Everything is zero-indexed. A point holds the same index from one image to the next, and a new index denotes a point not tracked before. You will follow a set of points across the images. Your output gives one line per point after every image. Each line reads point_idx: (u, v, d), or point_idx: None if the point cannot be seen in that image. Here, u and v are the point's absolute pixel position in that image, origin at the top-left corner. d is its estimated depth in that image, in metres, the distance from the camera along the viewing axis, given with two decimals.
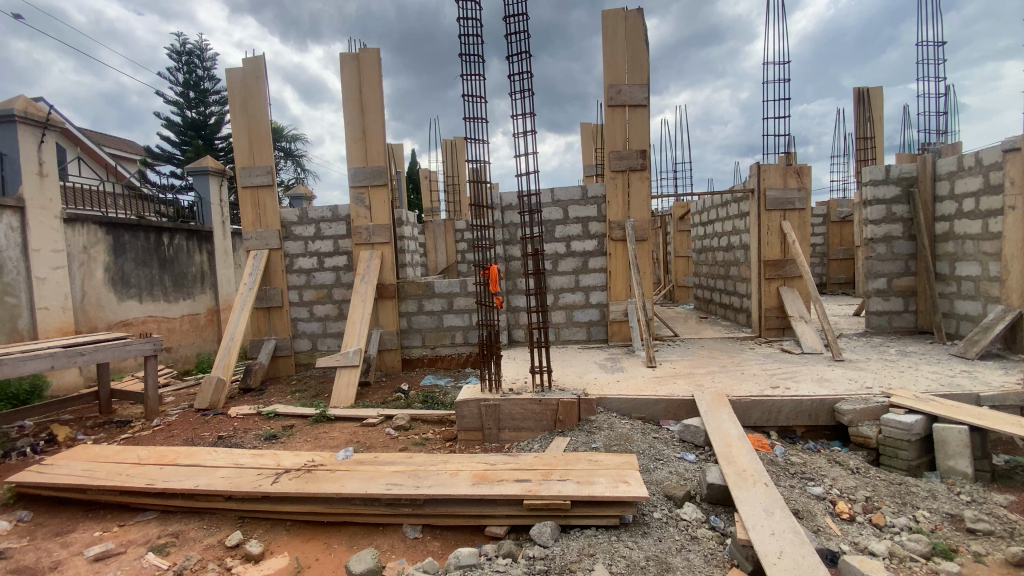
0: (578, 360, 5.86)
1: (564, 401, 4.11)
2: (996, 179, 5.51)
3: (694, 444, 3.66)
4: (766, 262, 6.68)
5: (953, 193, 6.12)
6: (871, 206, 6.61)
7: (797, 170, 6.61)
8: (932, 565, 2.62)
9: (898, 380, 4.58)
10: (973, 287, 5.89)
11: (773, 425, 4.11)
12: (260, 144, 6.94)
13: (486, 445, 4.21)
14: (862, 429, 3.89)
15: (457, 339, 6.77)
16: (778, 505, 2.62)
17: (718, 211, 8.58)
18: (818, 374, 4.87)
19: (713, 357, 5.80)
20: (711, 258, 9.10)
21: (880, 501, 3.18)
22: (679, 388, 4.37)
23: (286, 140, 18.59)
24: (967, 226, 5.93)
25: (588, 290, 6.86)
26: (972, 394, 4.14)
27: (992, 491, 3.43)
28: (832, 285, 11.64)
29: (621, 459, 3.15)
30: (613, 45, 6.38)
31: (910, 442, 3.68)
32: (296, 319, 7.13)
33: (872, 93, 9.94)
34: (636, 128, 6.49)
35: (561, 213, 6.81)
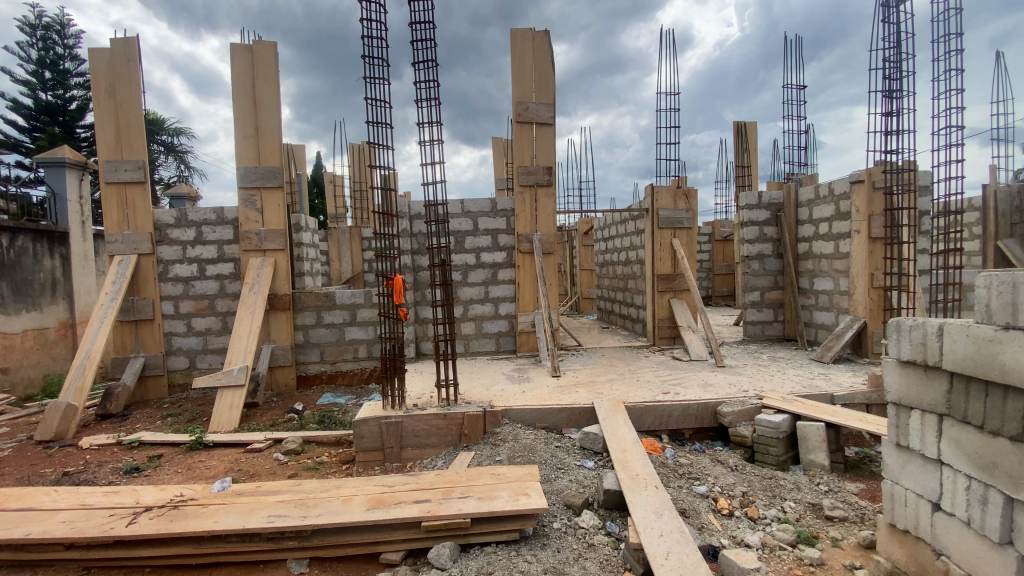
0: (485, 372, 5.83)
1: (469, 415, 4.04)
2: (844, 207, 6.42)
3: (593, 451, 3.75)
4: (659, 276, 7.17)
5: (811, 218, 7.03)
6: (746, 227, 7.43)
7: (685, 192, 7.19)
8: (797, 552, 2.90)
9: (769, 383, 5.11)
10: (828, 299, 6.78)
11: (664, 429, 4.37)
12: (131, 136, 6.13)
13: (386, 466, 4.00)
14: (739, 429, 4.27)
15: (359, 353, 6.42)
16: (667, 506, 2.74)
17: (618, 227, 9.10)
18: (703, 379, 5.30)
19: (613, 365, 6.08)
20: (612, 271, 9.60)
21: (755, 495, 3.49)
22: (581, 397, 4.50)
23: (168, 134, 16.70)
24: (823, 247, 6.83)
25: (497, 301, 6.87)
26: (828, 394, 4.73)
27: (844, 479, 3.91)
28: (716, 297, 12.84)
29: (522, 471, 3.14)
30: (521, 63, 6.54)
31: (779, 438, 4.10)
32: (170, 334, 6.35)
33: (748, 128, 11.18)
34: (542, 145, 6.68)
35: (470, 223, 6.79)
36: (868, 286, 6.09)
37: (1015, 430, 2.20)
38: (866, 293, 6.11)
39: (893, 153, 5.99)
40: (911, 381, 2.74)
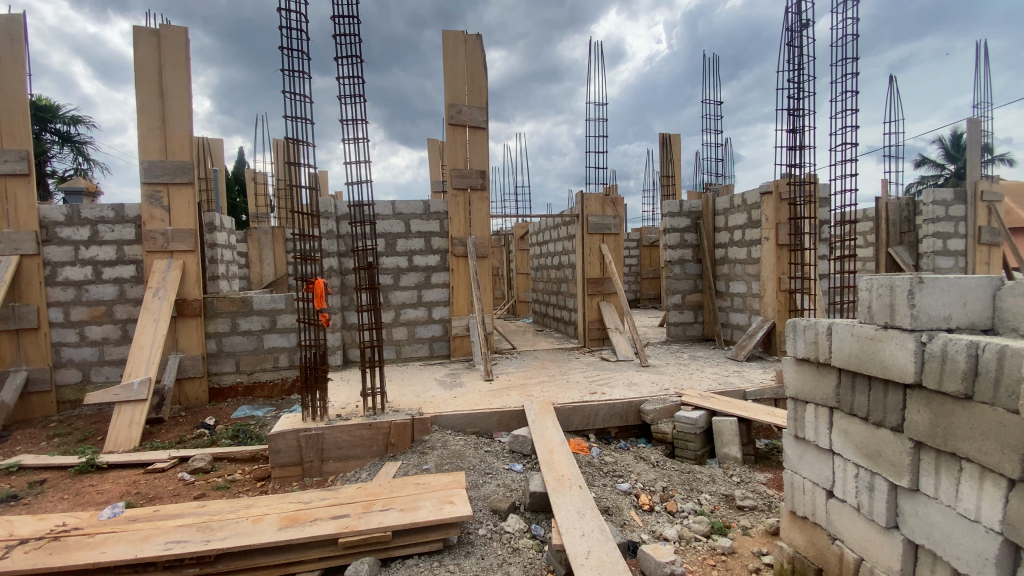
0: (416, 378, 5.70)
1: (396, 424, 3.91)
2: (755, 216, 6.92)
3: (522, 454, 3.77)
4: (589, 279, 7.38)
5: (727, 225, 7.52)
6: (669, 234, 7.89)
7: (613, 199, 7.45)
8: (711, 542, 3.09)
9: (689, 381, 5.39)
10: (741, 301, 7.27)
11: (591, 428, 4.53)
12: (10, 122, 5.41)
13: (305, 481, 3.80)
14: (660, 426, 4.49)
15: (280, 362, 6.06)
16: (590, 506, 2.79)
17: (552, 232, 9.28)
18: (628, 379, 5.49)
19: (545, 367, 6.17)
20: (546, 275, 9.77)
21: (674, 490, 3.67)
22: (511, 401, 4.50)
23: (62, 122, 14.92)
24: (737, 252, 7.32)
25: (430, 306, 6.75)
26: (740, 390, 5.06)
27: (754, 470, 4.19)
28: (645, 299, 13.44)
29: (448, 478, 3.08)
30: (453, 65, 6.49)
31: (697, 434, 4.32)
32: (59, 344, 5.67)
33: (673, 140, 11.79)
34: (475, 149, 6.66)
35: (402, 226, 6.63)
36: (776, 289, 6.60)
37: (894, 421, 2.44)
38: (774, 296, 6.63)
39: (796, 167, 6.54)
40: (807, 378, 2.99)
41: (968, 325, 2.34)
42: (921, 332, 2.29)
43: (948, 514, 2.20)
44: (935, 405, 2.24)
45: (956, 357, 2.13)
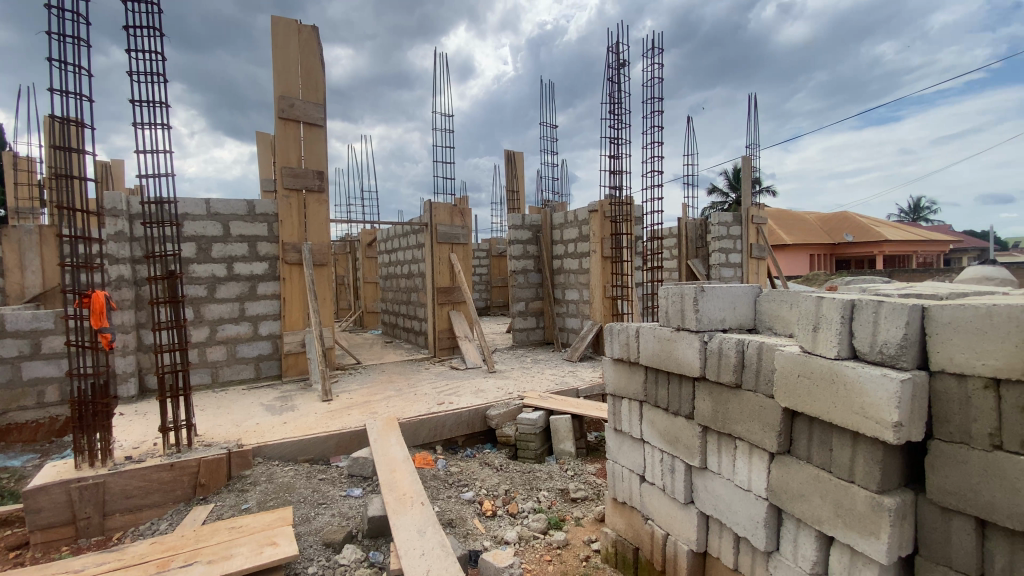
0: (238, 403, 5.02)
1: (206, 460, 3.36)
2: (585, 231, 7.66)
3: (362, 477, 3.55)
4: (437, 288, 7.34)
5: (563, 238, 8.18)
6: (513, 245, 8.34)
7: (460, 209, 7.57)
8: (548, 537, 3.33)
9: (530, 384, 5.70)
10: (576, 307, 7.95)
11: (438, 440, 4.51)
12: None
13: (80, 544, 3.07)
14: (505, 429, 4.68)
15: (46, 397, 4.80)
16: (431, 522, 2.72)
17: (399, 240, 9.07)
18: (474, 387, 5.58)
19: (391, 381, 5.94)
20: (394, 284, 9.49)
21: (515, 492, 3.88)
22: (351, 420, 4.23)
23: None
24: (571, 263, 8.00)
25: (255, 320, 6.01)
26: (574, 389, 5.51)
27: (586, 462, 4.56)
28: (494, 307, 13.95)
29: (272, 515, 2.77)
30: (285, 55, 5.95)
31: (536, 433, 4.58)
32: None
33: (517, 157, 12.45)
34: (311, 147, 6.17)
35: (220, 228, 5.82)
36: (603, 296, 7.37)
37: (687, 410, 2.87)
38: (602, 302, 7.39)
39: (618, 189, 7.42)
40: (622, 374, 3.44)
41: (737, 324, 2.87)
42: (705, 332, 2.74)
43: (728, 486, 2.65)
44: (717, 394, 2.68)
45: (730, 352, 2.59)
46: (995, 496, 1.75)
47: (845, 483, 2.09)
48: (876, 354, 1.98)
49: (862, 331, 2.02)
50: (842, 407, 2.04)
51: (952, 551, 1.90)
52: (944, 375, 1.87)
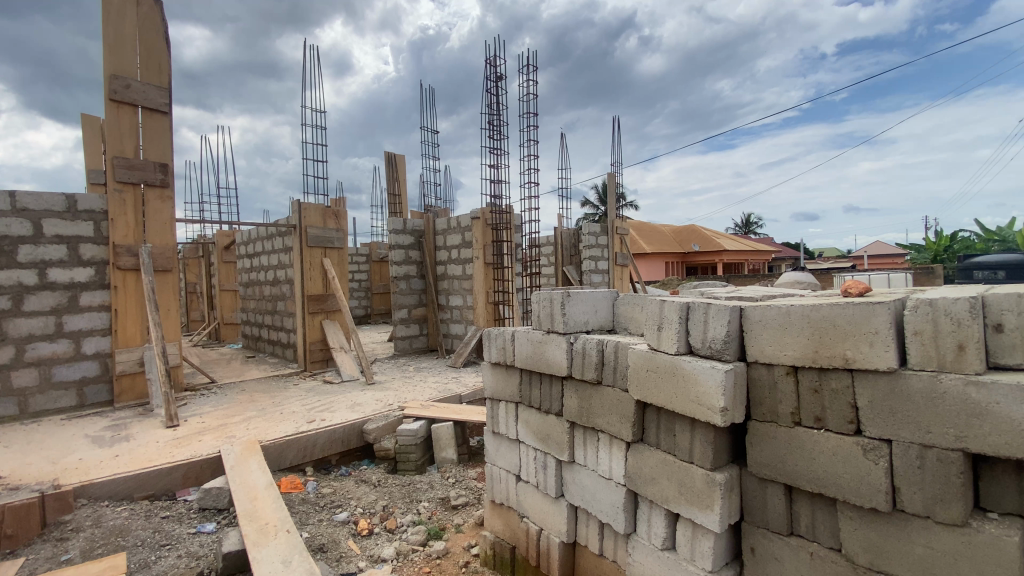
0: (53, 437, 4.16)
1: (10, 507, 2.74)
2: (468, 237, 7.75)
3: (216, 509, 3.17)
4: (309, 296, 6.84)
5: (445, 244, 8.19)
6: (394, 250, 8.12)
7: (334, 212, 7.17)
8: (427, 549, 3.34)
9: (411, 394, 5.58)
10: (459, 313, 7.98)
11: (308, 461, 4.23)
12: None
13: None
14: (383, 443, 4.53)
15: None
16: (297, 550, 2.52)
17: (264, 244, 8.29)
18: (350, 400, 5.30)
19: (254, 400, 5.39)
20: (258, 292, 8.63)
21: (394, 506, 3.80)
22: (205, 447, 3.76)
23: None
24: (454, 269, 8.03)
25: (77, 337, 5.04)
26: (457, 395, 5.52)
27: (468, 468, 4.58)
28: (375, 314, 13.45)
29: (100, 566, 2.42)
30: (118, 28, 5.14)
31: (417, 444, 4.49)
32: None
33: (398, 159, 12.11)
34: (152, 136, 5.39)
35: (27, 227, 4.80)
36: (485, 301, 7.49)
37: (557, 408, 3.15)
38: (485, 307, 7.50)
39: (498, 197, 7.63)
40: (499, 378, 3.63)
41: (599, 326, 3.15)
42: (571, 334, 3.00)
43: (592, 476, 2.95)
44: (582, 391, 2.94)
45: (592, 351, 2.86)
46: (796, 464, 2.12)
47: (686, 463, 2.39)
48: (707, 349, 2.31)
49: (696, 330, 2.34)
50: (682, 396, 2.34)
51: (767, 515, 2.26)
52: (757, 365, 2.23)
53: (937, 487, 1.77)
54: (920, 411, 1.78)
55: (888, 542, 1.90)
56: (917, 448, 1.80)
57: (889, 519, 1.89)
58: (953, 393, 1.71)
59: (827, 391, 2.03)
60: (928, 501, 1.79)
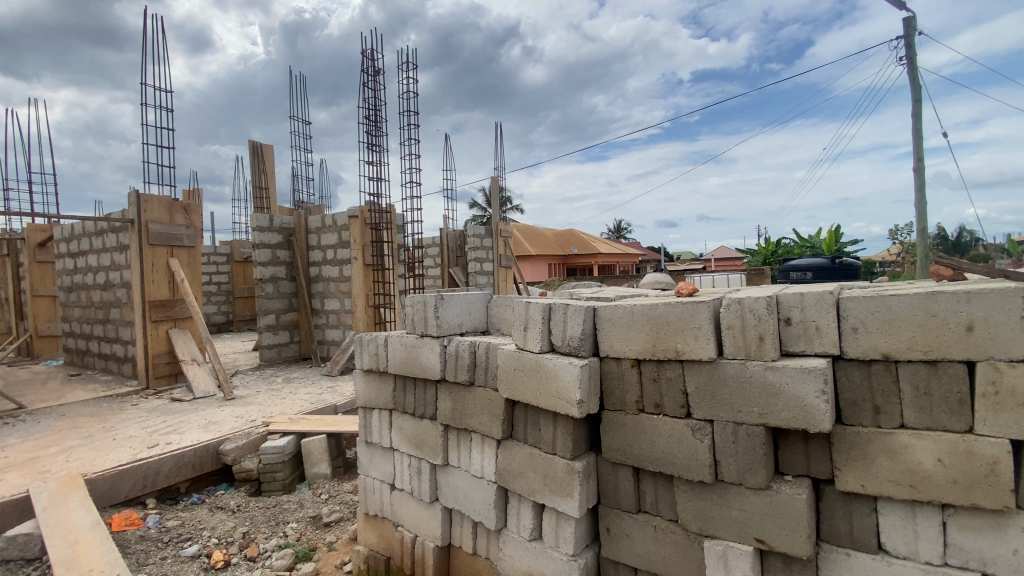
0: None
1: None
2: (344, 237, 7.38)
3: (23, 560, 2.61)
4: (151, 302, 5.95)
5: (319, 244, 7.70)
6: (258, 249, 7.44)
7: (184, 205, 6.33)
8: (294, 572, 3.10)
9: (278, 407, 5.15)
10: (335, 317, 7.54)
11: (150, 492, 3.70)
12: None
13: None
14: (244, 464, 4.10)
15: None
16: None
17: (92, 241, 7.04)
18: (203, 419, 4.72)
19: (78, 426, 4.55)
20: (84, 298, 7.30)
21: (256, 532, 3.48)
22: (5, 487, 3.08)
23: None
24: (330, 270, 7.58)
25: None
26: (331, 406, 5.21)
27: (343, 481, 4.33)
28: (239, 321, 12.18)
29: None
30: None
31: (284, 462, 4.14)
32: None
33: (264, 151, 10.99)
34: None
35: None
36: (365, 305, 7.18)
37: (430, 412, 3.12)
38: (364, 311, 7.19)
39: (378, 196, 7.37)
40: (370, 386, 3.50)
41: (473, 328, 3.18)
42: (443, 337, 3.00)
43: (464, 477, 2.97)
44: (455, 393, 2.94)
45: (464, 353, 2.88)
46: (642, 448, 2.35)
47: (550, 455, 2.53)
48: (566, 346, 2.47)
49: (556, 329, 2.49)
50: (545, 393, 2.46)
51: (620, 496, 2.49)
52: (611, 360, 2.44)
53: (746, 458, 2.08)
54: (733, 393, 2.09)
55: (713, 509, 2.19)
56: (731, 426, 2.10)
57: (713, 489, 2.18)
58: (756, 377, 2.03)
59: (665, 380, 2.29)
60: (741, 470, 2.09)
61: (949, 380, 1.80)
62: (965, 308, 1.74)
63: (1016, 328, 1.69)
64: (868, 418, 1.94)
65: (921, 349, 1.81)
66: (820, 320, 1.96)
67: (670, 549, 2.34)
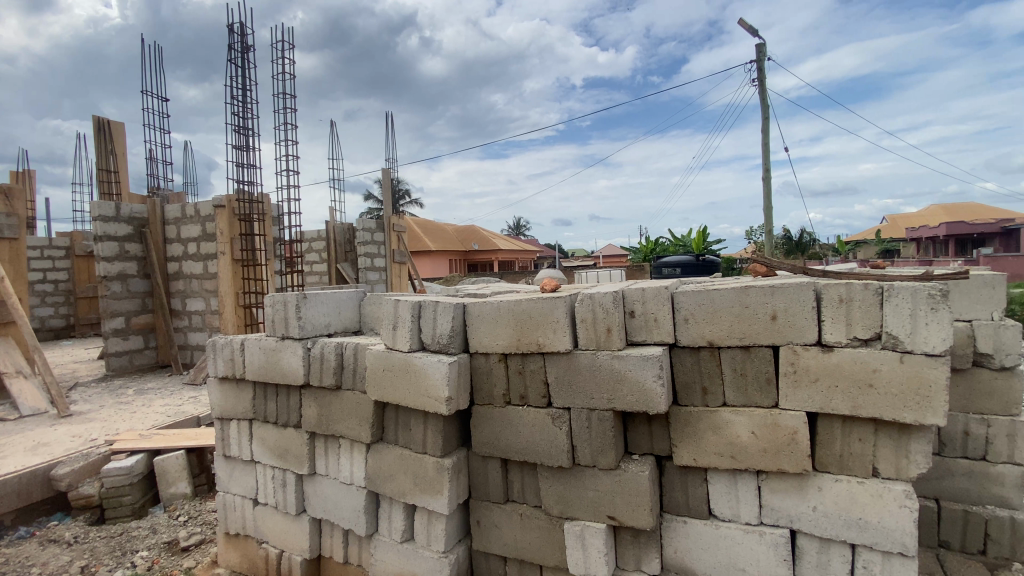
0: None
1: None
2: (209, 229, 6.63)
3: None
4: None
5: (179, 237, 6.85)
6: (102, 242, 6.44)
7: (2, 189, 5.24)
8: None
9: (126, 423, 4.50)
10: (200, 319, 6.77)
11: None
12: None
13: None
14: (82, 490, 3.54)
15: None
16: None
17: None
18: (28, 441, 3.99)
19: None
20: None
21: (98, 564, 3.07)
22: None
23: None
24: (193, 267, 6.78)
25: None
26: (193, 418, 4.66)
27: (207, 500, 3.90)
28: (83, 325, 10.47)
29: None
30: None
31: (132, 484, 3.63)
32: None
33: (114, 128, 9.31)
34: None
35: None
36: (235, 305, 6.49)
37: (294, 419, 2.92)
38: (233, 311, 6.50)
39: (247, 184, 6.72)
40: (227, 395, 3.19)
41: (342, 328, 3.04)
42: (307, 338, 2.82)
43: (334, 485, 2.83)
44: (321, 398, 2.78)
45: (330, 355, 2.73)
46: (508, 439, 2.42)
47: (419, 455, 2.50)
48: (435, 344, 2.43)
49: (426, 327, 2.45)
50: (412, 392, 2.41)
51: (488, 488, 2.54)
52: (478, 356, 2.47)
53: (599, 441, 2.23)
54: (588, 382, 2.22)
55: (571, 492, 2.31)
56: (586, 412, 2.24)
57: (571, 473, 2.31)
58: (607, 366, 2.17)
59: (529, 372, 2.37)
60: (594, 453, 2.24)
61: (760, 362, 2.06)
62: (771, 300, 2.01)
63: (808, 316, 1.97)
64: (698, 398, 2.17)
65: (738, 336, 2.07)
66: (658, 311, 2.16)
67: (534, 534, 2.44)
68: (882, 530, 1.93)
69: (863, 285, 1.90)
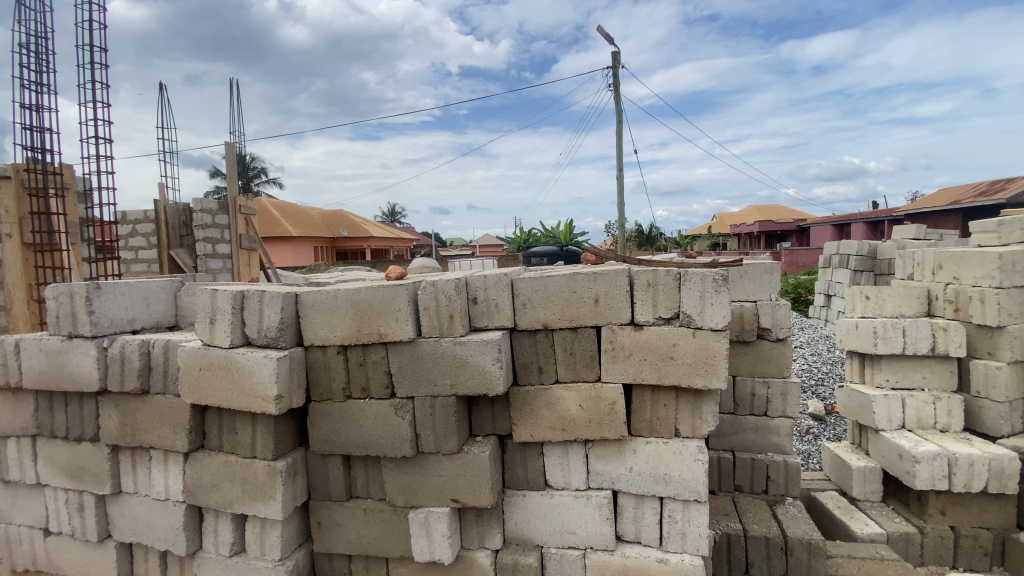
0: None
1: None
2: None
3: None
4: None
5: None
6: None
7: None
8: None
9: None
10: None
11: None
12: None
13: None
14: None
15: None
16: None
17: None
18: None
19: None
20: None
21: None
22: None
23: None
24: None
25: None
26: None
27: None
28: None
29: None
30: None
31: None
32: None
33: None
34: None
35: None
36: (26, 300, 5.21)
37: (91, 432, 2.48)
38: (25, 306, 5.22)
39: (37, 151, 5.43)
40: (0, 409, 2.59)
41: (152, 323, 2.64)
42: (103, 337, 2.39)
43: (145, 503, 2.46)
44: (124, 406, 2.40)
45: (135, 356, 2.35)
46: (348, 433, 2.32)
47: (248, 460, 2.28)
48: (264, 339, 2.22)
49: (252, 320, 2.23)
50: (236, 391, 2.18)
51: (329, 486, 2.42)
52: (315, 348, 2.32)
53: (441, 427, 2.24)
54: (429, 369, 2.22)
55: (415, 480, 2.30)
56: (429, 399, 2.23)
57: (415, 462, 2.29)
58: (448, 352, 2.19)
59: (370, 363, 2.29)
60: (437, 440, 2.25)
61: (585, 341, 2.25)
62: (594, 285, 2.20)
63: (624, 299, 2.20)
64: (534, 377, 2.30)
65: (567, 319, 2.23)
66: (498, 298, 2.23)
67: (379, 527, 2.38)
68: (682, 481, 2.23)
69: (666, 271, 2.16)
